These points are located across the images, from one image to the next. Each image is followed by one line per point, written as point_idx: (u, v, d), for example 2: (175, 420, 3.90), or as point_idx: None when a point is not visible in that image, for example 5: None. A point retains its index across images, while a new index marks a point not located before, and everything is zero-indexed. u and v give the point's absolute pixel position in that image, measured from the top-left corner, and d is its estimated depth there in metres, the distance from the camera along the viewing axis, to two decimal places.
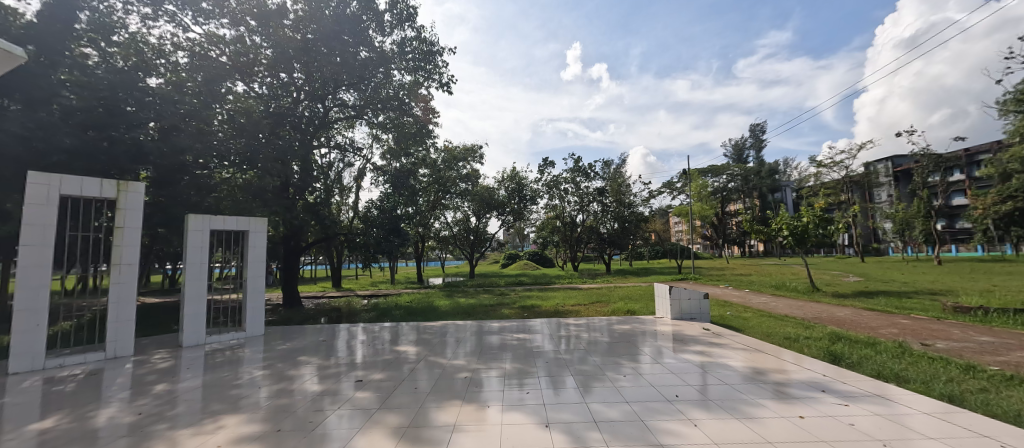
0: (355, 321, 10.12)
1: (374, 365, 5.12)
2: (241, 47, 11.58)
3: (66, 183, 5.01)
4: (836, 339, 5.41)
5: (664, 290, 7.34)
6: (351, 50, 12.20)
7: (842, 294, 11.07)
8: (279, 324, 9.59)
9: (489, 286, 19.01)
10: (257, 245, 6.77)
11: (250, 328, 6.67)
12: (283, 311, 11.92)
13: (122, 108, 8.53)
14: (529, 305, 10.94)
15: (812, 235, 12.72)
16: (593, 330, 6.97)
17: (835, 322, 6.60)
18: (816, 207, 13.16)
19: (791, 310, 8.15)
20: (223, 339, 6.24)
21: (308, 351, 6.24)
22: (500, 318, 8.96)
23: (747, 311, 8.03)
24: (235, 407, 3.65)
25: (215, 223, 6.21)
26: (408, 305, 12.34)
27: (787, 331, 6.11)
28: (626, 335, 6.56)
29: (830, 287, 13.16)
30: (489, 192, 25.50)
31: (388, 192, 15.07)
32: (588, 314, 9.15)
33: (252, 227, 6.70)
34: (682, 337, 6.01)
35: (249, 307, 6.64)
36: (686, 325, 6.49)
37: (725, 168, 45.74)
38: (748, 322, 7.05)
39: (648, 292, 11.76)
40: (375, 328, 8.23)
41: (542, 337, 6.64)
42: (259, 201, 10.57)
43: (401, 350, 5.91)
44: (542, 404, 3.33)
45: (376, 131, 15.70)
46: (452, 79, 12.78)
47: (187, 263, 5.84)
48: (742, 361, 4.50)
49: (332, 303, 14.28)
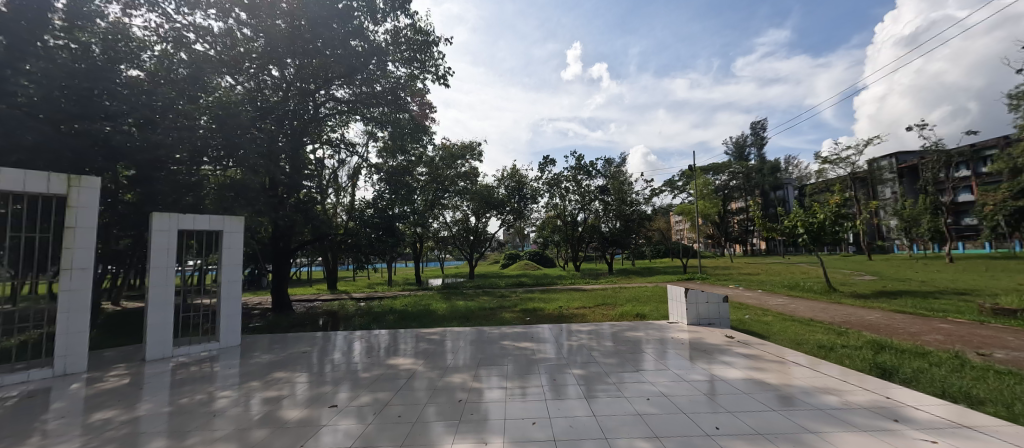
0: (347, 326, 9.51)
1: (365, 384, 4.42)
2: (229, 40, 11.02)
3: (5, 178, 4.40)
4: (880, 349, 4.79)
5: (679, 293, 6.71)
6: (342, 39, 11.52)
7: (862, 295, 10.48)
8: (265, 331, 8.97)
9: (489, 287, 18.43)
10: (232, 246, 6.16)
11: (225, 338, 6.04)
12: (273, 317, 11.22)
13: (95, 100, 7.90)
14: (531, 308, 10.37)
15: (828, 233, 12.10)
16: (606, 337, 6.33)
17: (870, 327, 6.02)
18: (831, 203, 12.53)
19: (815, 312, 7.54)
20: (193, 351, 5.63)
21: (292, 366, 5.56)
22: (501, 323, 8.34)
23: (767, 315, 7.42)
24: (184, 443, 2.99)
25: (184, 222, 5.60)
26: (404, 308, 11.68)
27: (821, 338, 5.49)
28: (643, 343, 5.92)
29: (849, 287, 12.52)
30: (489, 191, 24.91)
31: (383, 190, 14.46)
32: (594, 319, 8.55)
33: (226, 227, 6.09)
34: (703, 346, 5.39)
35: (223, 314, 6.02)
36: (705, 332, 5.87)
37: (726, 166, 45.30)
38: (772, 328, 6.43)
39: (655, 294, 11.16)
40: (367, 336, 7.59)
41: (552, 346, 5.98)
42: (244, 199, 9.93)
43: (397, 364, 5.23)
44: (555, 440, 2.70)
45: (371, 127, 15.08)
46: (449, 71, 12.16)
47: (152, 267, 5.26)
48: (782, 376, 3.88)
49: (325, 307, 13.67)
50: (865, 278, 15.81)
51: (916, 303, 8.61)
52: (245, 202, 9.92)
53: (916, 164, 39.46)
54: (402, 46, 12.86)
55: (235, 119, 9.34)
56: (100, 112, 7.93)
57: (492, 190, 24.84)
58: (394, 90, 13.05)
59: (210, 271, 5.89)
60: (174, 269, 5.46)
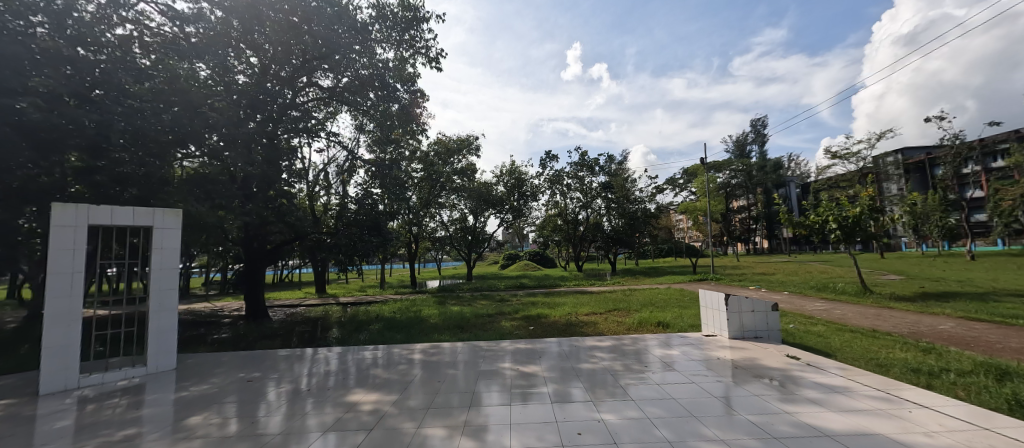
0: (325, 338, 8.29)
1: (307, 438, 3.04)
2: (206, 27, 9.84)
3: None
4: (1003, 377, 3.63)
5: (716, 300, 5.52)
6: (321, 16, 10.22)
7: (905, 297, 9.36)
8: (227, 347, 7.74)
9: (487, 290, 17.32)
10: (166, 246, 4.94)
11: (154, 361, 4.78)
12: (244, 326, 9.98)
13: (18, 72, 6.59)
14: (534, 314, 9.26)
15: (862, 229, 10.96)
16: (635, 357, 5.03)
17: (955, 341, 4.91)
18: (864, 196, 11.38)
19: (871, 320, 6.39)
20: (109, 378, 4.40)
21: (230, 402, 4.21)
22: (500, 335, 7.17)
23: (816, 324, 6.27)
24: None
25: (97, 216, 4.42)
26: (391, 316, 10.44)
27: (907, 359, 4.31)
28: (681, 363, 4.67)
29: (884, 288, 11.26)
30: (488, 188, 23.56)
31: (371, 186, 13.24)
32: (609, 328, 7.40)
33: (158, 222, 4.88)
34: (760, 365, 4.20)
35: (153, 330, 4.78)
36: (757, 349, 4.69)
37: (728, 163, 44.09)
38: (833, 342, 5.24)
39: (673, 298, 10.04)
40: (341, 355, 6.33)
41: (570, 370, 4.67)
42: (205, 193, 8.69)
43: (360, 401, 3.81)
44: None
45: (362, 120, 13.92)
46: (441, 51, 10.89)
47: (49, 273, 4.09)
48: (902, 422, 2.67)
49: (308, 313, 12.47)
50: (892, 277, 14.69)
51: (976, 308, 7.47)
52: (203, 196, 8.60)
53: (926, 160, 38.44)
54: (388, 25, 11.58)
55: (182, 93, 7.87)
56: (18, 85, 6.55)
57: (491, 187, 23.59)
58: (382, 75, 11.64)
59: (136, 275, 4.68)
60: (81, 275, 4.27)
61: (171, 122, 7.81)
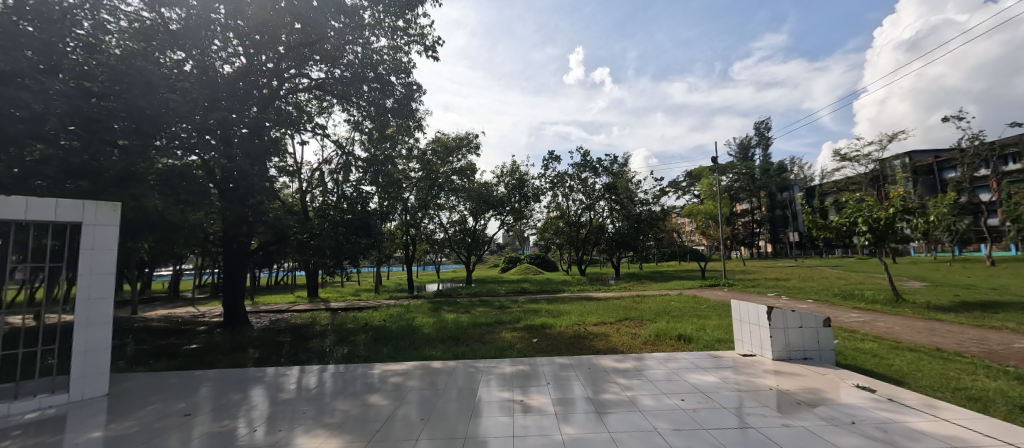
0: (304, 352, 7.42)
1: None
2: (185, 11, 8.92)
3: None
4: None
5: (756, 314, 4.66)
6: None
7: (946, 307, 8.52)
8: (192, 362, 6.89)
9: (485, 295, 16.50)
10: (101, 247, 4.11)
11: (78, 387, 3.94)
12: (219, 336, 9.15)
13: None
14: (537, 324, 8.42)
15: (893, 231, 10.11)
16: (665, 385, 4.15)
17: None
18: (893, 196, 10.54)
19: (928, 336, 5.54)
20: (14, 409, 3.56)
21: (153, 443, 3.32)
22: (500, 350, 6.30)
23: (866, 340, 5.42)
24: None
25: (6, 210, 3.62)
26: (380, 325, 9.57)
27: (1005, 391, 3.48)
28: (722, 393, 3.78)
29: (915, 297, 10.43)
30: (487, 188, 22.63)
31: (363, 184, 12.44)
32: (623, 342, 6.54)
33: (89, 219, 4.07)
34: (827, 399, 3.33)
35: (79, 348, 3.95)
36: (814, 377, 3.83)
37: (732, 166, 43.10)
38: (897, 365, 4.38)
39: (690, 307, 9.17)
40: (313, 375, 5.47)
41: (583, 403, 3.77)
42: (172, 189, 7.85)
43: None
44: None
45: (356, 116, 13.12)
46: (438, 38, 10.20)
47: None
48: None
49: (293, 320, 11.62)
50: (916, 284, 13.86)
51: None
52: (171, 191, 7.76)
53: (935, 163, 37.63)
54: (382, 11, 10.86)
55: (144, 76, 7.05)
56: None
57: (490, 187, 22.81)
58: (375, 65, 10.88)
59: (55, 282, 3.82)
60: None
61: (132, 107, 6.97)
